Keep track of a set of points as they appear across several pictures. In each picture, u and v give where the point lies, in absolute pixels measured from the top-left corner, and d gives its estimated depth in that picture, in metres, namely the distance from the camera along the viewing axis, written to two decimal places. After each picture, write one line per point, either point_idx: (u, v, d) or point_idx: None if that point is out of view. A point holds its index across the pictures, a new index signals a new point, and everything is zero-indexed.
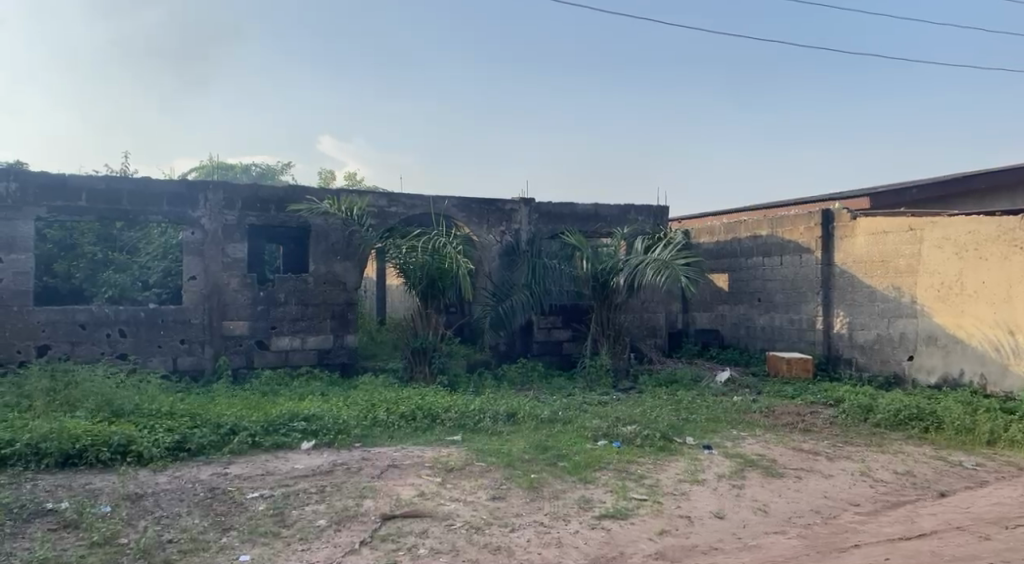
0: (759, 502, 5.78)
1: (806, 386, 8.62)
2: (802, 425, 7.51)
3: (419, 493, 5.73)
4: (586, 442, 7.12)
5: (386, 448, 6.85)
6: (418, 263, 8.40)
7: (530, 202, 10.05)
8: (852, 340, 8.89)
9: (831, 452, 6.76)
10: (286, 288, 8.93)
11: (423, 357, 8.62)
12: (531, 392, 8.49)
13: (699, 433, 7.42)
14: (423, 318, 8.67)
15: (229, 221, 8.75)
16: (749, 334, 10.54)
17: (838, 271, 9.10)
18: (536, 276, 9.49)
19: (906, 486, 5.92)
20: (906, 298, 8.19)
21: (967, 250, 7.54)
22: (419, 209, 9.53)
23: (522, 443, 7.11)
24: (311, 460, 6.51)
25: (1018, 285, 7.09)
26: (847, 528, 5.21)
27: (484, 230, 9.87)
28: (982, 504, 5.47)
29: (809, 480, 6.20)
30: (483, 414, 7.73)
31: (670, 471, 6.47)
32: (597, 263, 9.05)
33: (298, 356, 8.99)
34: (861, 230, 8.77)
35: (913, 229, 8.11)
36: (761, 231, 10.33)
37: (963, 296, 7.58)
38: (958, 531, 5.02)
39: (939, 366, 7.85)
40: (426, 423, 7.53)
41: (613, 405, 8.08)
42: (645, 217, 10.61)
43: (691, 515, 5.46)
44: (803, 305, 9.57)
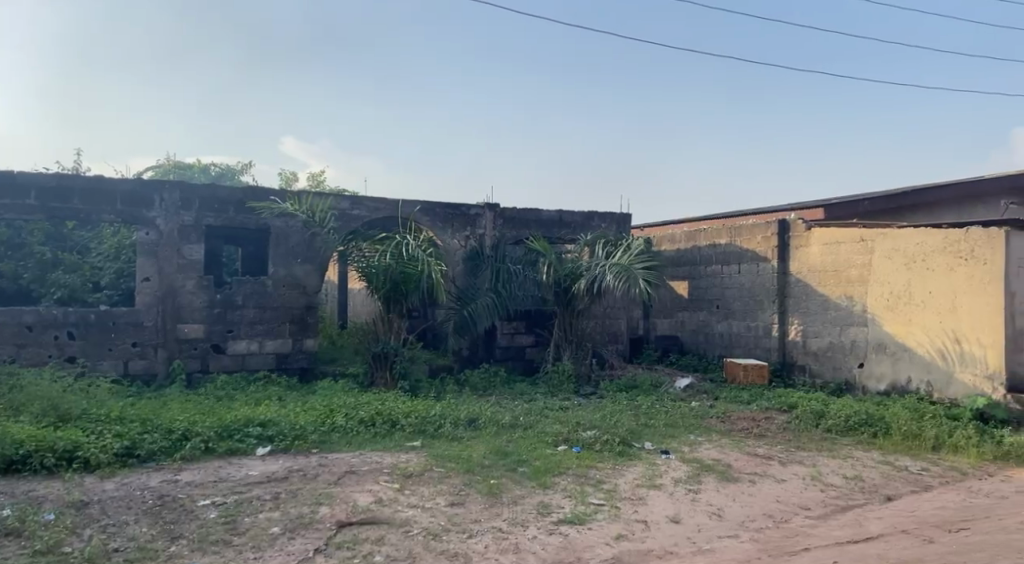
0: (713, 506, 5.87)
1: (761, 392, 8.79)
2: (757, 430, 7.66)
3: (377, 499, 5.67)
4: (547, 447, 7.15)
5: (344, 454, 6.78)
6: (381, 267, 8.34)
7: (495, 207, 10.05)
8: (806, 348, 9.10)
9: (784, 457, 6.91)
10: (244, 291, 8.77)
11: (384, 362, 8.54)
12: (493, 397, 8.47)
13: (658, 438, 7.51)
14: (385, 322, 8.60)
15: (185, 222, 8.57)
16: (708, 340, 10.70)
17: (794, 280, 9.31)
18: (500, 281, 9.50)
19: (855, 490, 6.09)
20: (857, 307, 8.42)
21: (914, 260, 7.78)
22: (382, 213, 9.47)
23: (482, 448, 7.10)
24: (265, 467, 6.40)
25: (962, 296, 7.32)
26: (798, 532, 5.33)
27: (448, 235, 9.84)
28: (927, 508, 5.64)
29: (762, 484, 6.32)
30: (444, 420, 7.70)
31: (629, 475, 6.53)
32: (560, 269, 9.10)
33: (255, 360, 8.84)
34: (816, 240, 9.00)
35: (865, 240, 8.36)
36: (720, 240, 10.51)
37: (911, 305, 7.82)
38: (903, 534, 5.17)
39: (888, 373, 8.08)
40: (385, 428, 7.47)
41: (574, 410, 8.12)
42: (609, 224, 10.69)
43: (647, 520, 5.52)
44: (759, 313, 9.78)
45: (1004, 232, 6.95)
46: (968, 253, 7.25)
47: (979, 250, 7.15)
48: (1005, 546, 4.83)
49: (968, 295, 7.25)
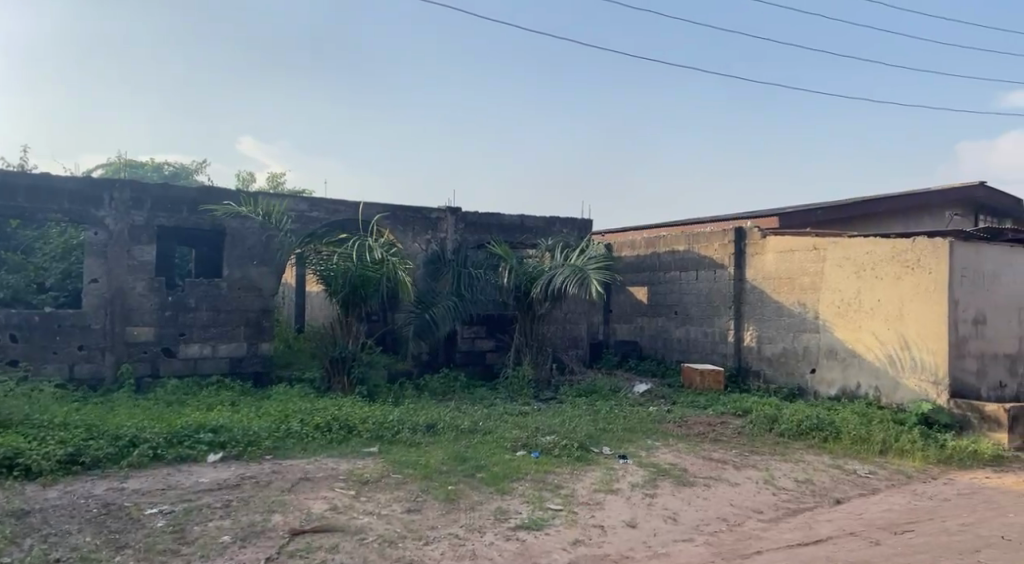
0: (669, 510, 5.93)
1: (717, 397, 8.92)
2: (712, 435, 7.77)
3: (331, 506, 5.58)
4: (505, 452, 7.13)
5: (299, 460, 6.65)
6: (340, 270, 8.23)
7: (456, 211, 10.01)
8: (760, 353, 9.28)
9: (739, 461, 7.03)
10: (197, 293, 8.57)
11: (342, 367, 8.42)
12: (453, 402, 8.43)
13: (615, 443, 7.56)
14: (343, 326, 8.48)
15: (136, 222, 8.33)
16: (666, 345, 10.82)
17: (749, 286, 9.49)
18: (461, 285, 9.46)
19: (806, 494, 6.22)
20: (810, 313, 8.62)
21: (864, 268, 8.00)
22: (342, 215, 9.36)
23: (440, 454, 7.05)
24: (217, 474, 6.25)
25: (909, 303, 7.54)
26: (750, 535, 5.41)
27: (409, 238, 9.77)
28: (874, 510, 5.79)
29: (717, 488, 6.41)
30: (402, 425, 7.63)
31: (586, 480, 6.55)
32: (521, 274, 9.11)
33: (208, 365, 8.62)
34: (771, 248, 9.19)
35: (817, 248, 8.57)
36: (678, 246, 10.65)
37: (861, 312, 8.04)
38: (851, 536, 5.30)
39: (839, 378, 8.29)
40: (342, 434, 7.36)
41: (533, 415, 8.13)
42: (570, 229, 10.75)
43: (604, 525, 5.54)
44: (716, 319, 9.94)
45: (947, 242, 7.18)
46: (915, 262, 7.48)
47: (925, 259, 7.38)
48: (947, 547, 4.98)
49: (915, 303, 7.48)
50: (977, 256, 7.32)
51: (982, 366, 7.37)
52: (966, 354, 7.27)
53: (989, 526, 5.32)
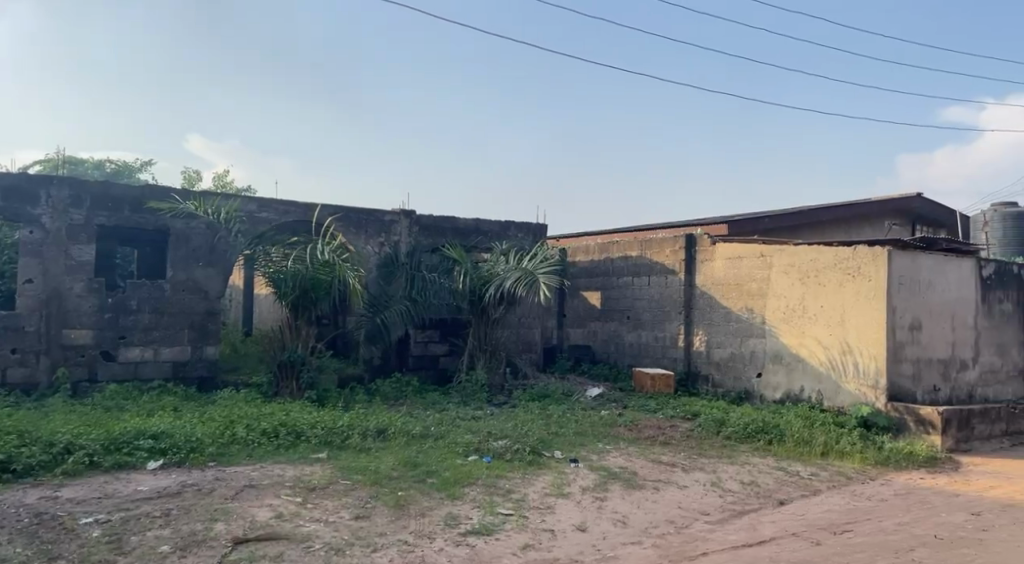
0: (619, 513, 5.98)
1: (667, 401, 9.05)
2: (661, 438, 7.87)
3: (277, 514, 5.45)
4: (457, 457, 7.09)
5: (244, 467, 6.49)
6: (289, 273, 8.08)
7: (410, 214, 9.94)
8: (709, 357, 9.45)
9: (687, 464, 7.14)
10: (139, 295, 8.30)
11: (291, 372, 8.25)
12: (405, 407, 8.35)
13: (567, 447, 7.59)
14: (292, 330, 8.33)
15: (74, 220, 8.03)
16: (618, 350, 10.93)
17: (699, 292, 9.67)
18: (414, 289, 9.38)
19: (751, 496, 6.35)
20: (757, 319, 8.83)
21: (808, 275, 8.24)
22: (292, 216, 9.20)
23: (390, 460, 6.97)
24: (157, 481, 6.04)
25: (850, 310, 7.78)
26: (696, 537, 5.50)
27: (362, 241, 9.65)
28: (815, 511, 5.95)
29: (665, 491, 6.49)
30: (352, 431, 7.51)
31: (537, 484, 6.56)
32: (475, 278, 9.09)
33: (150, 369, 8.34)
34: (720, 255, 9.39)
35: (764, 255, 8.80)
36: (631, 252, 10.79)
37: (804, 318, 8.26)
38: (793, 537, 5.43)
39: (784, 382, 8.50)
40: (290, 440, 7.21)
41: (486, 420, 8.10)
42: (525, 234, 10.78)
43: (554, 529, 5.56)
44: (667, 323, 10.10)
45: (886, 251, 7.45)
46: (856, 269, 7.72)
47: (865, 268, 7.63)
48: (884, 546, 5.15)
49: (856, 309, 7.72)
50: (914, 264, 7.61)
51: (917, 370, 7.66)
52: (902, 359, 7.54)
53: (923, 525, 5.52)
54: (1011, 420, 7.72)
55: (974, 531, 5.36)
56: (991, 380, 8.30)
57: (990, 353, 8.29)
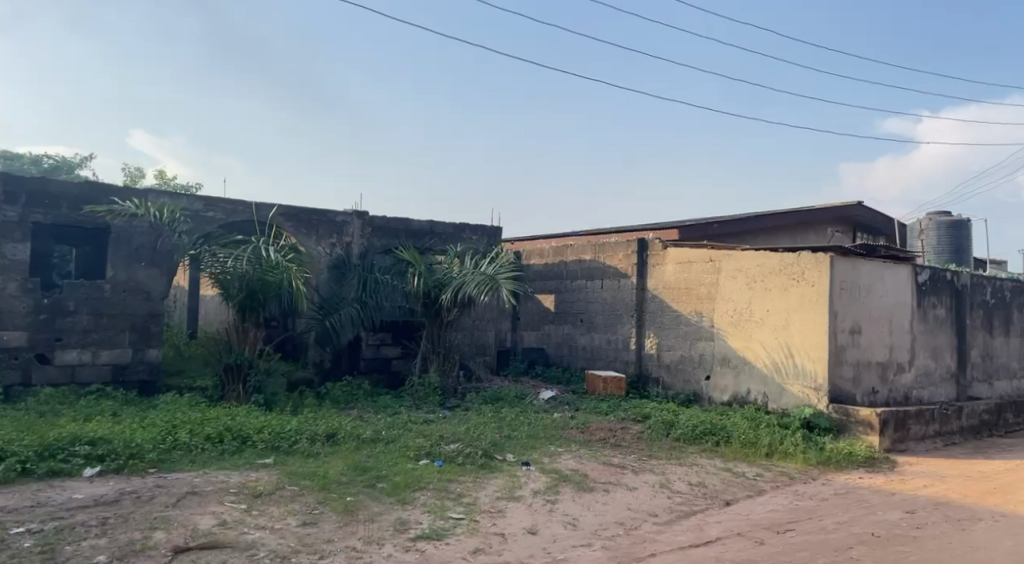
0: (569, 516, 6.01)
1: (618, 403, 9.14)
2: (613, 440, 7.95)
3: (220, 521, 5.29)
4: (408, 461, 7.02)
5: (186, 473, 6.29)
6: (236, 274, 7.90)
7: (363, 215, 9.81)
8: (659, 360, 9.58)
9: (637, 466, 7.22)
10: (77, 296, 7.99)
11: (237, 375, 8.06)
12: (355, 410, 8.24)
13: (519, 450, 7.59)
14: (239, 332, 8.13)
15: (8, 217, 7.68)
16: (571, 352, 11.00)
17: (650, 296, 9.81)
18: (366, 290, 9.25)
19: (698, 496, 6.46)
20: (706, 322, 8.99)
21: (755, 280, 8.43)
22: (240, 215, 8.98)
23: (339, 464, 6.86)
24: (93, 489, 5.81)
25: (795, 314, 8.00)
26: (645, 538, 5.56)
27: (313, 241, 9.48)
28: (760, 511, 6.09)
29: (615, 493, 6.55)
30: (300, 435, 7.37)
31: (489, 488, 6.54)
32: (429, 280, 9.00)
33: (88, 372, 8.02)
34: (671, 259, 9.54)
35: (713, 260, 8.98)
36: (585, 256, 10.88)
37: (751, 322, 8.46)
38: (738, 537, 5.54)
39: (731, 384, 8.68)
40: (235, 445, 7.03)
41: (438, 423, 8.04)
42: (479, 236, 10.76)
43: (505, 532, 5.55)
44: (619, 326, 10.22)
45: (828, 257, 7.69)
46: (800, 274, 7.95)
47: (808, 273, 7.86)
48: (824, 545, 5.30)
49: (800, 313, 7.94)
50: (855, 270, 7.87)
51: (857, 373, 7.92)
52: (843, 362, 7.79)
53: (861, 523, 5.70)
54: (944, 421, 8.04)
55: (909, 529, 5.56)
56: (925, 383, 8.64)
57: (924, 356, 8.63)
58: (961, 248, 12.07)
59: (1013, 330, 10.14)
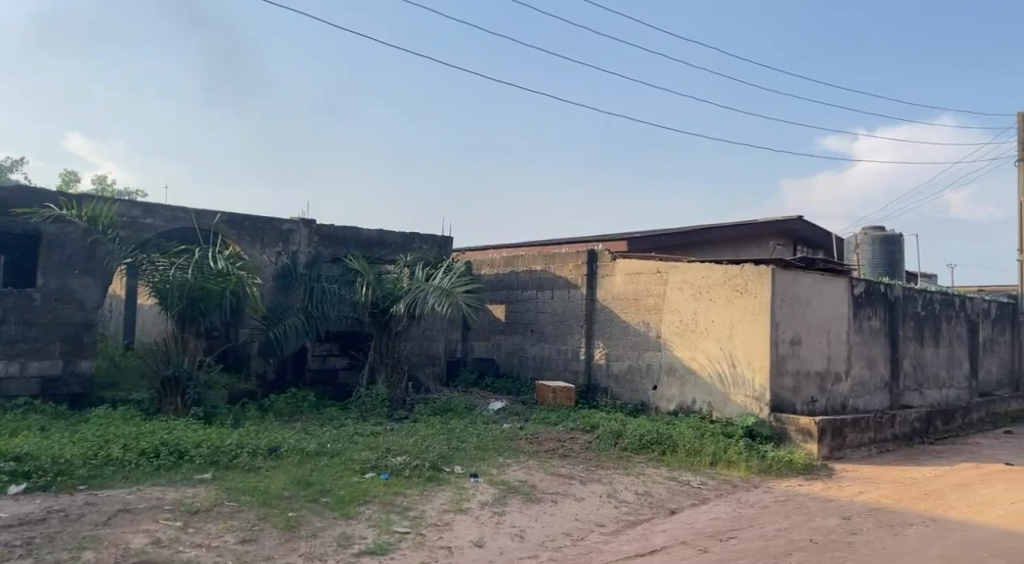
0: (516, 528, 5.98)
1: (567, 413, 9.18)
2: (561, 450, 7.96)
3: (154, 540, 5.07)
4: (353, 475, 6.89)
5: (118, 490, 6.01)
6: (175, 283, 7.65)
7: (310, 223, 9.64)
8: (608, 370, 9.67)
9: (584, 476, 7.24)
10: (4, 305, 7.62)
11: (175, 388, 7.81)
12: (299, 423, 8.05)
13: (467, 461, 7.54)
14: (178, 342, 7.88)
15: None
16: (522, 363, 11.00)
17: (599, 306, 9.91)
18: (312, 300, 9.11)
19: (644, 506, 6.52)
20: (653, 332, 9.13)
21: (700, 291, 8.60)
22: (181, 223, 8.72)
23: (282, 479, 6.68)
24: (17, 508, 5.50)
25: (738, 325, 8.17)
26: (591, 549, 5.57)
27: (257, 250, 9.26)
28: (703, 519, 6.18)
29: (563, 503, 6.56)
30: (241, 449, 7.17)
31: (436, 501, 6.46)
32: (378, 290, 8.88)
33: (14, 385, 7.64)
34: (620, 270, 9.66)
35: (660, 271, 9.13)
36: (535, 266, 10.93)
37: (696, 333, 8.61)
38: (682, 545, 5.60)
39: (677, 394, 8.81)
40: (171, 460, 6.78)
41: (385, 436, 7.92)
42: (429, 246, 10.70)
43: (451, 546, 5.49)
44: (569, 336, 10.28)
45: (770, 269, 7.90)
46: (742, 286, 8.14)
47: (751, 284, 8.05)
48: (764, 551, 5.40)
49: (743, 324, 8.12)
50: (794, 282, 8.10)
51: (797, 382, 8.14)
52: (784, 371, 8.00)
53: (800, 530, 5.84)
54: (878, 428, 8.32)
55: (845, 535, 5.72)
56: (861, 392, 8.94)
57: (860, 366, 8.93)
58: (895, 261, 12.55)
59: (942, 341, 10.59)
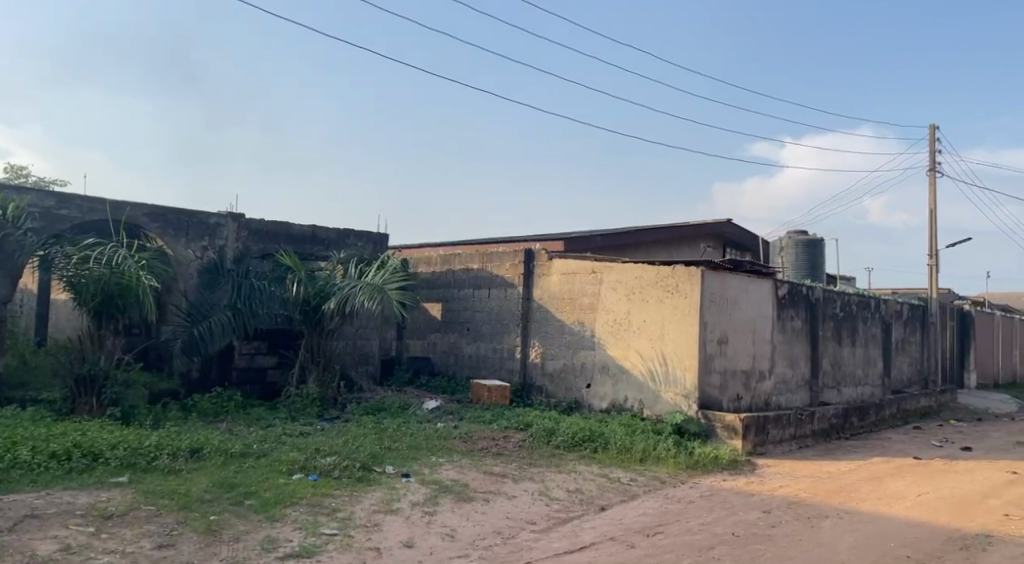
0: (447, 527, 5.94)
1: (502, 412, 9.19)
2: (495, 449, 7.96)
3: (63, 546, 4.81)
4: (280, 477, 6.70)
5: (24, 494, 5.67)
6: (90, 277, 7.28)
7: (239, 217, 9.36)
8: (543, 369, 9.73)
9: (517, 475, 7.26)
10: None
11: (90, 387, 7.44)
12: (224, 424, 7.79)
13: (399, 461, 7.45)
14: (93, 340, 7.55)
15: None
16: (457, 362, 10.96)
17: (536, 305, 9.97)
18: (240, 297, 8.84)
19: (575, 503, 6.58)
20: (588, 332, 9.24)
21: (634, 291, 8.75)
22: (99, 215, 8.34)
23: (204, 481, 6.44)
24: None
25: (669, 325, 8.35)
26: (522, 546, 5.58)
27: (181, 244, 8.92)
28: (632, 515, 6.28)
29: (495, 502, 6.56)
30: (160, 451, 6.88)
31: (366, 502, 6.36)
32: (310, 287, 8.71)
33: None
34: (556, 270, 9.74)
35: (595, 271, 9.25)
36: (473, 264, 10.91)
37: (629, 332, 8.77)
38: (611, 541, 5.67)
39: (610, 392, 8.94)
40: (84, 463, 6.45)
41: (314, 436, 7.75)
42: (364, 242, 10.54)
43: (380, 547, 5.40)
44: (505, 335, 10.30)
45: (699, 271, 8.09)
46: (673, 287, 8.33)
47: (682, 285, 8.24)
48: (689, 545, 5.52)
49: (673, 324, 8.30)
50: (722, 283, 8.34)
51: (724, 381, 8.38)
52: (711, 370, 8.22)
53: (723, 524, 6.00)
54: (799, 425, 8.65)
55: (765, 528, 5.91)
56: (783, 390, 9.27)
57: (783, 364, 9.27)
58: (815, 265, 13.10)
59: (859, 341, 11.11)
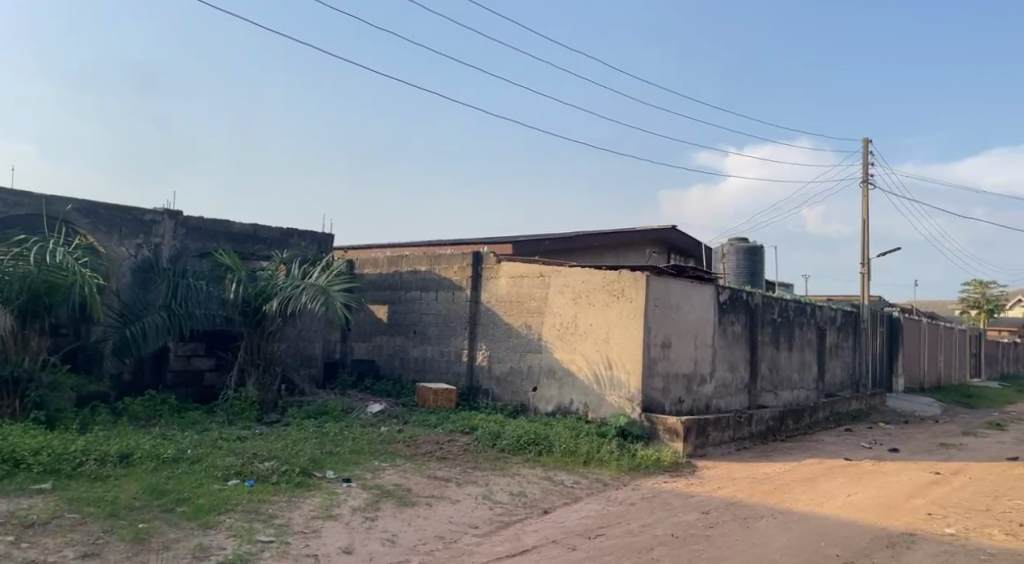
0: (388, 533, 5.85)
1: (447, 415, 9.13)
2: (439, 453, 7.90)
3: None
4: (215, 482, 6.50)
5: None
6: (14, 275, 6.93)
7: (176, 214, 9.07)
8: (490, 372, 9.71)
9: (460, 479, 7.20)
10: None
11: (13, 389, 7.08)
12: (156, 428, 7.51)
13: (340, 466, 7.32)
14: (16, 341, 7.20)
15: None
16: (403, 365, 10.84)
17: (483, 308, 9.95)
18: (176, 297, 8.56)
19: (518, 506, 6.58)
20: (534, 335, 9.27)
21: (580, 295, 8.82)
22: (25, 210, 7.97)
23: (133, 487, 6.20)
24: None
25: (614, 328, 8.45)
26: (463, 551, 5.54)
27: (114, 241, 8.58)
28: (574, 517, 6.31)
29: (437, 507, 6.49)
30: (87, 457, 6.58)
31: (305, 507, 6.21)
32: (250, 287, 8.50)
33: None
34: (504, 273, 9.74)
35: (542, 275, 9.29)
36: (420, 267, 10.84)
37: (575, 335, 8.83)
38: (552, 544, 5.67)
39: (555, 396, 8.98)
40: (4, 469, 6.12)
41: (251, 441, 7.54)
42: (308, 243, 10.35)
43: (318, 554, 5.28)
44: (451, 338, 10.25)
45: (644, 275, 8.22)
46: (618, 291, 8.43)
47: (627, 290, 8.35)
48: (629, 547, 5.56)
49: (618, 328, 8.40)
50: (666, 288, 8.48)
51: (666, 384, 8.51)
52: (654, 374, 8.34)
53: (662, 525, 6.08)
54: (737, 427, 8.86)
55: (703, 528, 6.01)
56: (723, 393, 9.48)
57: (723, 368, 9.48)
58: (755, 272, 13.45)
59: (796, 345, 11.45)
